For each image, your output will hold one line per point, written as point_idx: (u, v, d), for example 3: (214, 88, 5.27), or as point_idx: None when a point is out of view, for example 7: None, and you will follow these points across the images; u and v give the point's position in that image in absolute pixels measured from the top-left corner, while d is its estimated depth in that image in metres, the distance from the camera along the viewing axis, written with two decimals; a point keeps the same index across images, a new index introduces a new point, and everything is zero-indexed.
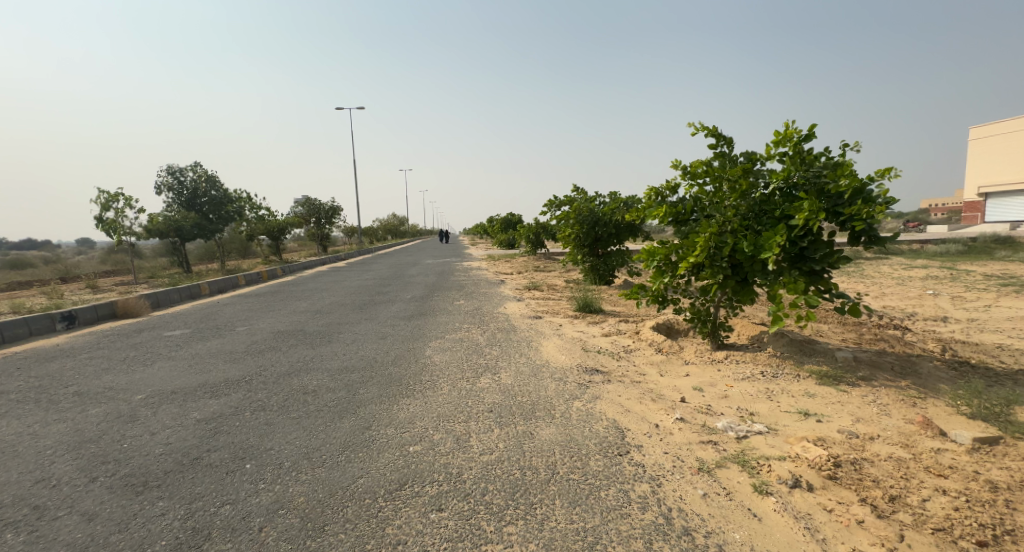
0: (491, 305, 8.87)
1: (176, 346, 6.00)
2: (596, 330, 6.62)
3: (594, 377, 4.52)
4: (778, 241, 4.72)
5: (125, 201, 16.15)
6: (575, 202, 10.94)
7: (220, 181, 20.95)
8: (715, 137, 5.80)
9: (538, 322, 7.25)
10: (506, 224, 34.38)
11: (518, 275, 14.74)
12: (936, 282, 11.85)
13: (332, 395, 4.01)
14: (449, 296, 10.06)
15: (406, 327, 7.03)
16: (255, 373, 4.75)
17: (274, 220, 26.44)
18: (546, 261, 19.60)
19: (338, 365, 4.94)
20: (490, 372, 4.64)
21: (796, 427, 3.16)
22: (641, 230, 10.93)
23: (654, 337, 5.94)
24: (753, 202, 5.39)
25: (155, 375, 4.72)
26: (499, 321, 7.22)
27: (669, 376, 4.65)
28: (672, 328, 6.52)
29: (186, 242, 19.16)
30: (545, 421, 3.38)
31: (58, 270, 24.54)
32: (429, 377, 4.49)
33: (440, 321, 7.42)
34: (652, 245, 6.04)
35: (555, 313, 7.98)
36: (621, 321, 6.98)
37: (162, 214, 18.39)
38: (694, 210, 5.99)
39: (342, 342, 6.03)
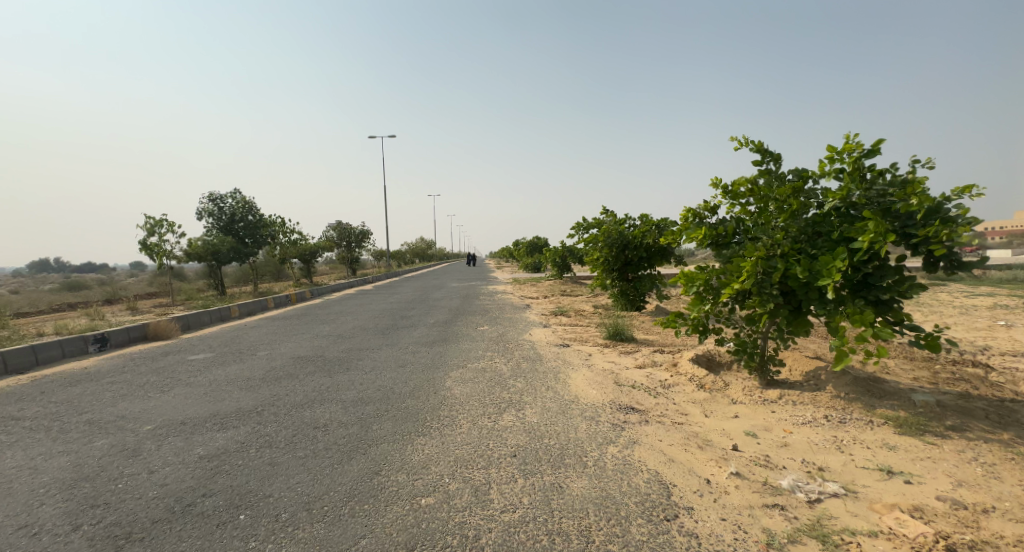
0: (516, 332, 8.48)
1: (196, 372, 5.78)
2: (628, 361, 6.14)
3: (630, 416, 4.08)
4: (838, 266, 4.25)
5: (168, 227, 16.52)
6: (604, 225, 10.49)
7: (256, 206, 21.48)
8: (760, 153, 5.40)
9: (566, 351, 6.82)
10: (534, 249, 34.16)
11: (546, 299, 14.34)
12: (1003, 312, 10.85)
13: (343, 431, 3.68)
14: (473, 321, 9.73)
15: (428, 355, 6.69)
16: (269, 402, 4.44)
17: (306, 244, 26.92)
18: (574, 285, 19.16)
19: (354, 396, 4.62)
20: (515, 408, 4.25)
21: (879, 488, 2.88)
22: (675, 253, 10.40)
23: (694, 371, 5.44)
24: (806, 223, 4.93)
25: (169, 403, 4.44)
26: (524, 350, 6.83)
27: (715, 418, 4.16)
28: (712, 361, 6.00)
29: (221, 266, 19.59)
30: (576, 471, 2.97)
31: (103, 292, 25.55)
32: (448, 413, 4.12)
33: (462, 349, 7.06)
34: (690, 270, 5.59)
35: (584, 341, 7.55)
36: (656, 352, 6.49)
37: (201, 238, 18.91)
38: (737, 232, 5.54)
39: (360, 370, 5.74)
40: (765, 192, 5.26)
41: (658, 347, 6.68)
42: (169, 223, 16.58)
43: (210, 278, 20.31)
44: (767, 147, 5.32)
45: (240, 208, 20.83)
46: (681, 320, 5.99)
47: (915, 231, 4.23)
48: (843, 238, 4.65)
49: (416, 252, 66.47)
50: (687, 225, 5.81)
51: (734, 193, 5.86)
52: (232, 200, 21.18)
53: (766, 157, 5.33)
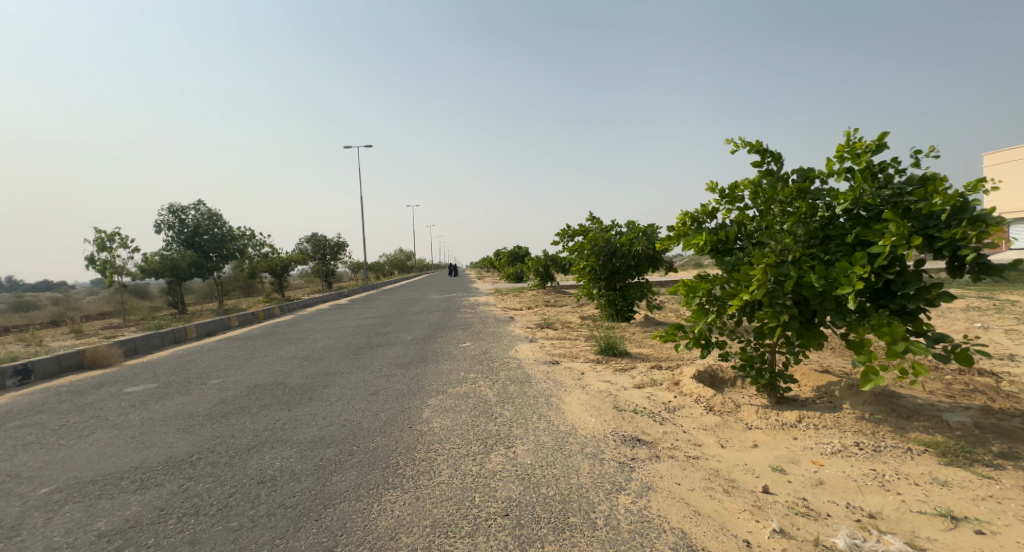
0: (500, 348, 7.86)
1: (129, 410, 5.01)
2: (624, 380, 5.59)
3: (636, 451, 3.51)
4: (859, 273, 3.75)
5: (124, 243, 15.42)
6: (590, 232, 10.03)
7: (222, 219, 20.45)
8: (759, 152, 4.96)
9: (556, 369, 6.25)
10: (513, 259, 33.77)
11: (528, 311, 13.77)
12: (985, 313, 10.81)
13: (292, 488, 3.02)
14: (453, 337, 9.08)
15: (403, 378, 6.03)
16: (207, 450, 3.74)
17: (277, 258, 25.85)
18: (556, 295, 18.69)
19: (312, 435, 3.96)
20: (503, 446, 3.63)
21: (950, 542, 2.37)
22: (663, 260, 10.01)
23: (699, 390, 4.92)
24: (815, 225, 4.47)
25: (82, 457, 3.70)
26: (509, 370, 6.22)
27: (734, 449, 3.63)
28: (716, 377, 5.50)
29: (182, 282, 18.44)
30: (583, 536, 2.37)
31: (55, 314, 23.90)
32: (424, 455, 3.48)
33: (442, 370, 6.42)
34: (690, 279, 5.11)
35: (574, 358, 6.99)
36: (654, 368, 5.97)
37: (159, 253, 17.78)
38: (739, 238, 5.06)
39: (325, 401, 5.07)
40: (768, 193, 4.80)
41: (655, 363, 6.17)
42: (125, 239, 15.49)
43: (171, 296, 19.10)
44: (768, 145, 4.87)
45: (204, 222, 19.77)
46: (680, 333, 5.48)
47: (940, 232, 3.76)
48: (859, 241, 4.18)
49: (395, 264, 65.23)
50: (684, 230, 5.33)
51: (734, 196, 5.39)
52: (195, 213, 20.10)
53: (767, 155, 4.88)
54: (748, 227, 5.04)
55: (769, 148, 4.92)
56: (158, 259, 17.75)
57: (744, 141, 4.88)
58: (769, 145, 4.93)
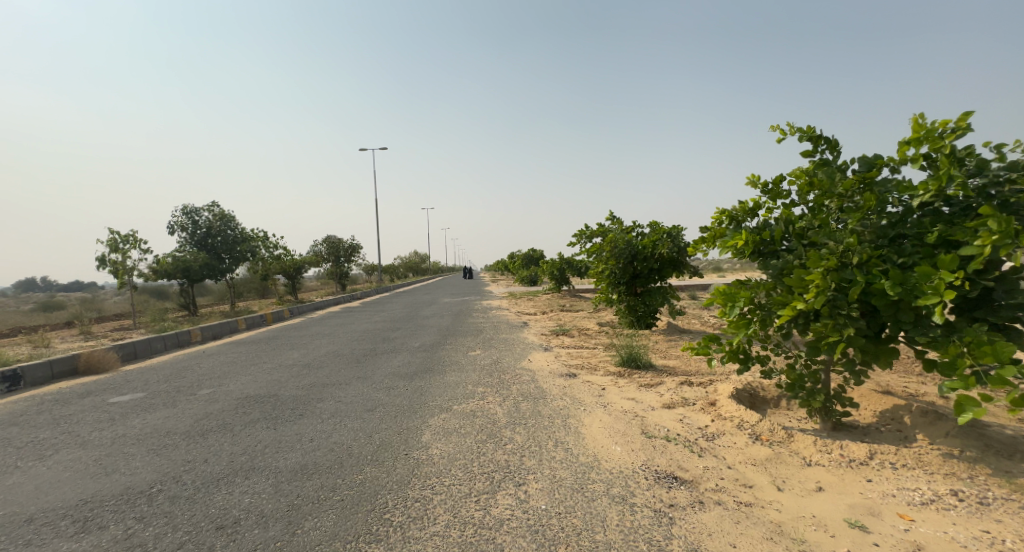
0: (512, 357, 7.28)
1: (104, 424, 4.54)
2: (650, 397, 4.96)
3: (675, 494, 2.90)
4: (949, 279, 3.08)
5: (135, 244, 15.23)
6: (610, 233, 9.42)
7: (235, 220, 20.26)
8: (812, 138, 4.29)
9: (573, 384, 5.65)
10: (528, 261, 33.26)
11: (543, 316, 13.18)
12: None
13: (256, 539, 2.47)
14: (463, 345, 8.54)
15: (405, 392, 5.48)
16: (172, 478, 3.22)
17: (290, 259, 25.69)
18: (571, 299, 18.07)
19: (294, 462, 3.42)
20: (512, 482, 3.05)
21: None
22: (688, 263, 9.33)
23: (739, 413, 4.27)
24: (882, 222, 3.80)
25: (31, 486, 3.21)
26: (522, 383, 5.64)
27: (794, 492, 3.00)
28: (756, 396, 4.83)
29: (193, 283, 18.24)
30: None
31: (70, 313, 23.98)
32: (418, 494, 2.91)
33: (447, 382, 5.86)
34: (729, 286, 4.46)
35: (592, 370, 6.38)
36: (683, 385, 5.32)
37: (170, 254, 17.60)
38: (787, 238, 4.41)
39: (317, 417, 4.55)
40: (825, 185, 4.12)
41: (684, 379, 5.51)
42: (135, 240, 15.29)
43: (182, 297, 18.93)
44: (822, 132, 4.21)
45: (216, 223, 19.60)
46: (714, 346, 4.83)
47: None
48: (941, 241, 3.51)
49: (409, 266, 65.11)
50: (720, 230, 4.67)
51: (777, 191, 4.75)
52: (208, 213, 19.94)
53: (821, 144, 4.22)
54: (796, 226, 4.39)
55: (822, 136, 4.26)
56: (169, 260, 17.56)
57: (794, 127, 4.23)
58: (823, 132, 4.27)
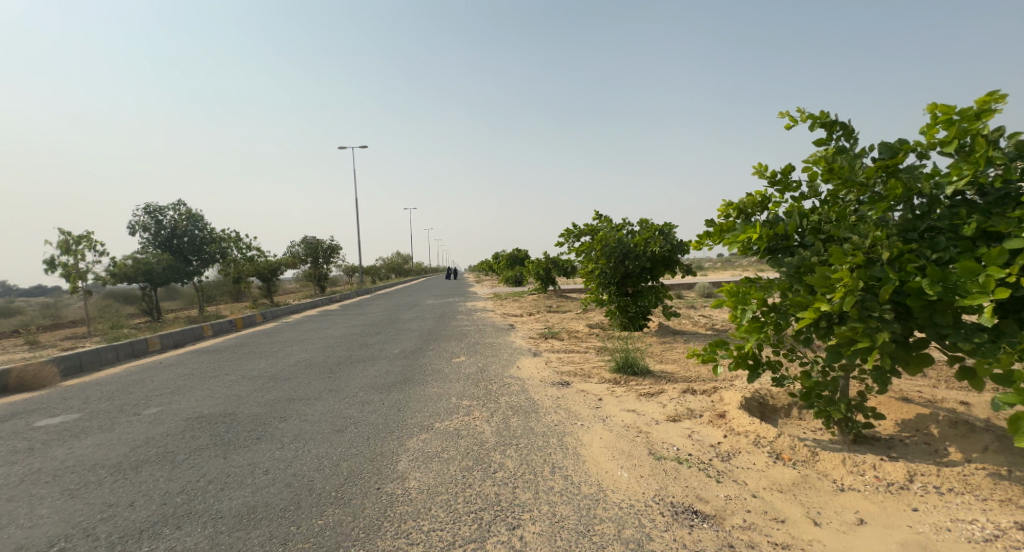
0: (499, 364, 6.79)
1: (24, 461, 3.95)
2: (653, 409, 4.49)
3: (699, 535, 2.43)
4: (1001, 276, 2.62)
5: (89, 245, 14.31)
6: (599, 231, 8.99)
7: (203, 220, 19.36)
8: (826, 121, 3.79)
9: (567, 394, 5.18)
10: (512, 261, 32.80)
11: (530, 317, 12.73)
12: None
13: None
14: (447, 351, 8.01)
15: (381, 407, 4.93)
16: (83, 532, 2.68)
17: (265, 262, 24.78)
18: (558, 300, 17.66)
19: (241, 506, 2.92)
20: (505, 525, 2.55)
21: None
22: (680, 262, 8.95)
23: (754, 427, 3.77)
24: (911, 213, 3.34)
25: None
26: (511, 395, 5.16)
27: (833, 526, 2.54)
28: (767, 405, 4.39)
29: (158, 287, 17.32)
30: None
31: (29, 321, 22.75)
32: (391, 546, 2.38)
33: (429, 395, 5.33)
34: (739, 286, 3.96)
35: (586, 377, 5.93)
36: (686, 393, 4.86)
37: (130, 257, 16.64)
38: (801, 233, 3.91)
39: (276, 443, 4.02)
40: (846, 173, 3.49)
41: (687, 387, 5.06)
42: (90, 241, 14.39)
43: (148, 302, 17.99)
44: (837, 117, 3.72)
45: (182, 223, 18.69)
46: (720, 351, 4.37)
47: None
48: (980, 234, 3.08)
49: (390, 267, 64.03)
50: (727, 225, 4.19)
51: (787, 183, 4.26)
52: (175, 213, 18.98)
53: (836, 130, 3.73)
54: (810, 219, 3.90)
55: (837, 121, 3.77)
56: (130, 263, 16.65)
57: (805, 111, 3.72)
58: (837, 117, 3.77)
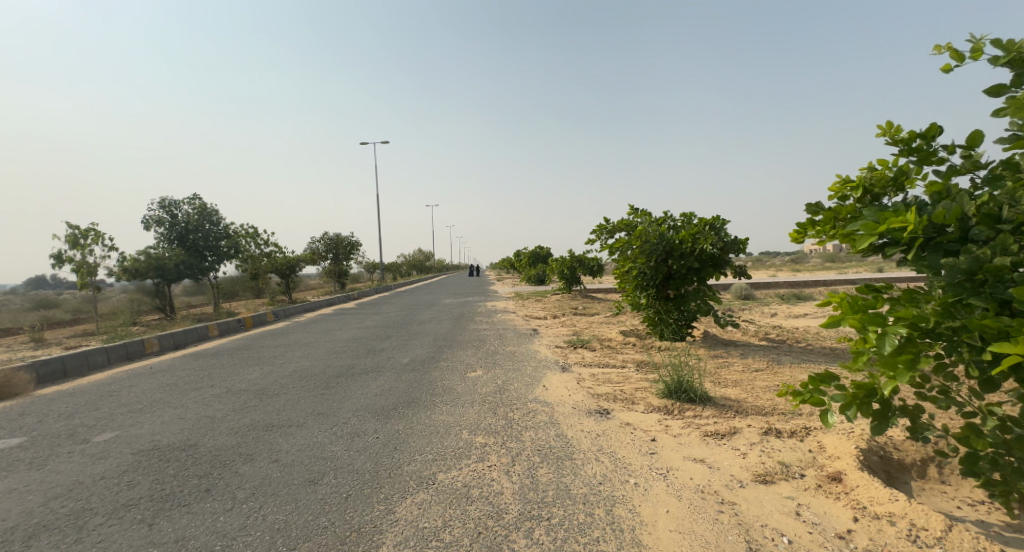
0: (521, 382, 5.72)
1: None
2: (730, 460, 3.30)
3: None
4: None
5: (94, 240, 13.80)
6: (638, 226, 7.82)
7: (219, 215, 18.75)
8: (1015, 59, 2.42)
9: (608, 431, 4.07)
10: (535, 259, 31.77)
11: (555, 320, 11.64)
12: None
13: None
14: (462, 361, 6.98)
15: (374, 443, 3.89)
16: None
17: (284, 257, 24.29)
18: (584, 301, 16.51)
19: None
20: None
21: None
22: (732, 262, 7.67)
23: (900, 508, 2.49)
24: None
25: None
26: (536, 430, 4.08)
27: None
28: (890, 462, 3.17)
29: (171, 283, 16.82)
30: None
31: (50, 315, 22.71)
32: None
33: (434, 425, 4.28)
34: (864, 302, 2.59)
35: (629, 404, 4.81)
36: (769, 436, 3.65)
37: (141, 252, 16.15)
38: (967, 222, 2.47)
39: (225, 500, 3.01)
40: None
41: (767, 425, 3.84)
42: (99, 235, 13.87)
43: (161, 298, 17.56)
44: None
45: (196, 218, 18.05)
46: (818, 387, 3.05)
47: None
48: None
49: (412, 264, 63.97)
50: (847, 209, 2.66)
51: (928, 150, 2.78)
52: (190, 207, 18.49)
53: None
54: (983, 202, 2.52)
55: None
56: (143, 258, 16.31)
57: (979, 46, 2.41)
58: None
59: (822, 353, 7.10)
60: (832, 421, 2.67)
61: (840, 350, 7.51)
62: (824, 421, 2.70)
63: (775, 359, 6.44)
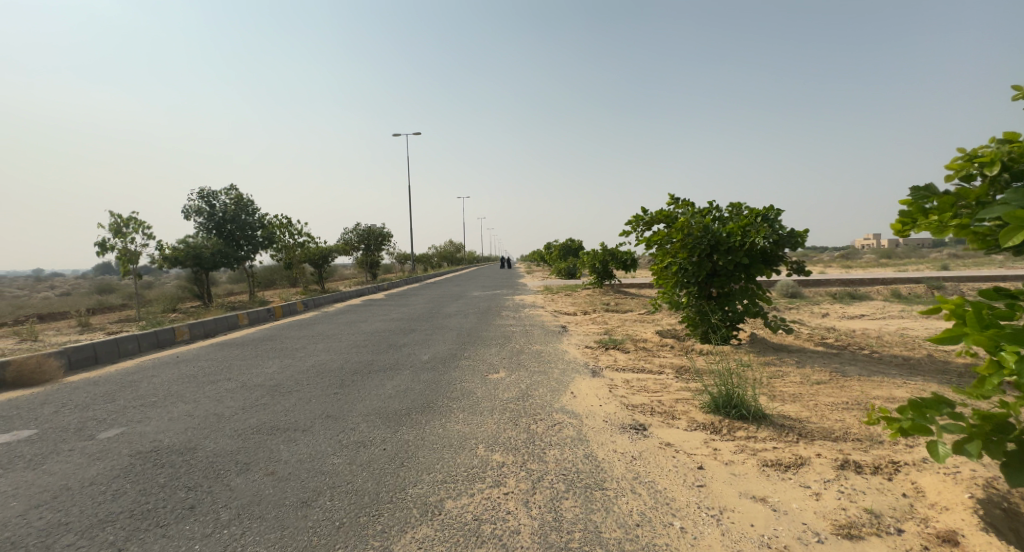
0: (549, 387, 5.27)
1: None
2: (801, 502, 2.82)
3: None
4: None
5: (137, 228, 14.07)
6: (680, 217, 7.19)
7: (254, 205, 18.94)
8: None
9: (646, 452, 3.57)
10: (567, 252, 31.12)
11: (586, 317, 11.10)
12: None
13: None
14: (486, 361, 6.57)
15: (380, 455, 3.49)
16: None
17: (317, 247, 24.53)
18: (616, 296, 15.86)
19: None
20: None
21: None
22: (785, 259, 6.96)
23: None
24: None
25: None
26: (563, 448, 3.63)
27: None
28: (1004, 516, 2.55)
29: (207, 271, 17.12)
30: None
31: (98, 300, 23.66)
32: None
33: (448, 436, 3.85)
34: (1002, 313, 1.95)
35: (670, 419, 4.29)
36: (845, 472, 3.14)
37: (180, 240, 16.47)
38: None
39: (206, 524, 2.64)
40: None
41: (840, 457, 3.37)
42: (139, 223, 14.18)
43: (198, 286, 17.93)
44: None
45: (232, 207, 18.25)
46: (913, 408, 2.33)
47: None
48: None
49: (444, 255, 64.19)
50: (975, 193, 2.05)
51: None
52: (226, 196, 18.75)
53: None
54: None
55: None
56: (181, 246, 16.68)
57: None
58: None
59: (888, 365, 6.35)
60: (941, 456, 2.02)
61: (908, 362, 6.72)
62: (930, 455, 2.05)
63: (835, 370, 5.75)
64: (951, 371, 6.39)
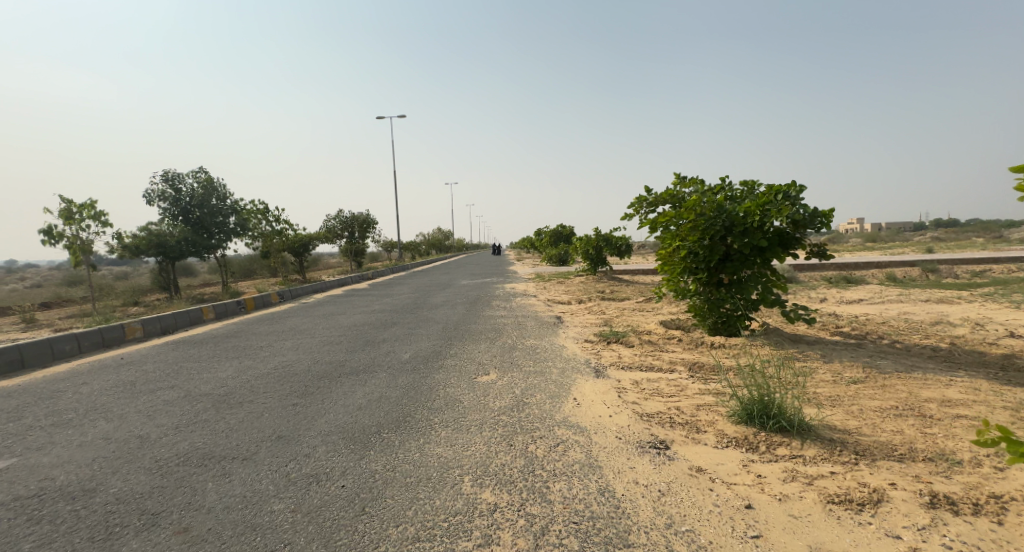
0: (546, 392, 4.49)
1: None
2: None
3: None
4: None
5: (90, 214, 12.97)
6: (690, 197, 6.47)
7: (224, 190, 17.79)
8: None
9: (675, 484, 2.79)
10: (557, 238, 30.36)
11: (582, 307, 10.37)
12: None
13: None
14: (473, 359, 5.78)
15: (335, 497, 2.69)
16: None
17: (297, 235, 23.42)
18: (612, 284, 15.12)
19: None
20: None
21: None
22: (806, 242, 6.23)
23: None
24: None
25: None
26: (569, 478, 2.85)
27: None
28: None
29: (173, 261, 16.06)
30: None
31: (63, 293, 22.35)
32: None
33: (424, 464, 3.06)
34: None
35: (695, 433, 3.55)
36: (940, 512, 2.39)
37: (142, 228, 15.35)
38: None
39: None
40: None
41: (922, 488, 2.58)
42: (92, 210, 13.06)
43: (166, 277, 16.85)
44: None
45: (200, 192, 17.09)
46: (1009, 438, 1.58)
47: None
48: None
49: (431, 243, 63.06)
50: None
51: None
52: (194, 180, 17.56)
53: None
54: None
55: None
56: (144, 234, 15.57)
57: None
58: None
59: (922, 359, 5.67)
60: None
61: (942, 353, 6.05)
62: None
63: (871, 366, 5.03)
64: (992, 363, 5.72)
